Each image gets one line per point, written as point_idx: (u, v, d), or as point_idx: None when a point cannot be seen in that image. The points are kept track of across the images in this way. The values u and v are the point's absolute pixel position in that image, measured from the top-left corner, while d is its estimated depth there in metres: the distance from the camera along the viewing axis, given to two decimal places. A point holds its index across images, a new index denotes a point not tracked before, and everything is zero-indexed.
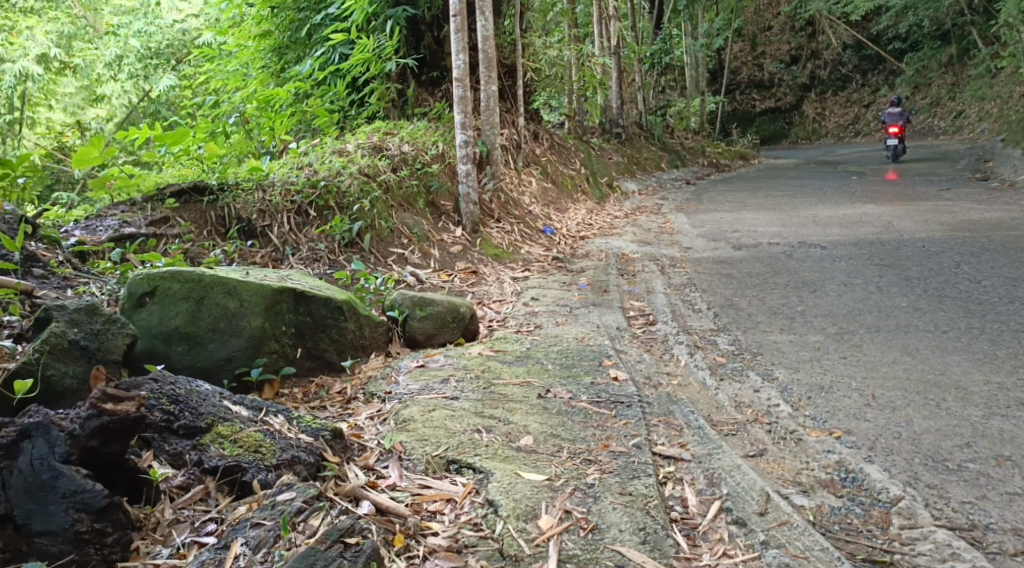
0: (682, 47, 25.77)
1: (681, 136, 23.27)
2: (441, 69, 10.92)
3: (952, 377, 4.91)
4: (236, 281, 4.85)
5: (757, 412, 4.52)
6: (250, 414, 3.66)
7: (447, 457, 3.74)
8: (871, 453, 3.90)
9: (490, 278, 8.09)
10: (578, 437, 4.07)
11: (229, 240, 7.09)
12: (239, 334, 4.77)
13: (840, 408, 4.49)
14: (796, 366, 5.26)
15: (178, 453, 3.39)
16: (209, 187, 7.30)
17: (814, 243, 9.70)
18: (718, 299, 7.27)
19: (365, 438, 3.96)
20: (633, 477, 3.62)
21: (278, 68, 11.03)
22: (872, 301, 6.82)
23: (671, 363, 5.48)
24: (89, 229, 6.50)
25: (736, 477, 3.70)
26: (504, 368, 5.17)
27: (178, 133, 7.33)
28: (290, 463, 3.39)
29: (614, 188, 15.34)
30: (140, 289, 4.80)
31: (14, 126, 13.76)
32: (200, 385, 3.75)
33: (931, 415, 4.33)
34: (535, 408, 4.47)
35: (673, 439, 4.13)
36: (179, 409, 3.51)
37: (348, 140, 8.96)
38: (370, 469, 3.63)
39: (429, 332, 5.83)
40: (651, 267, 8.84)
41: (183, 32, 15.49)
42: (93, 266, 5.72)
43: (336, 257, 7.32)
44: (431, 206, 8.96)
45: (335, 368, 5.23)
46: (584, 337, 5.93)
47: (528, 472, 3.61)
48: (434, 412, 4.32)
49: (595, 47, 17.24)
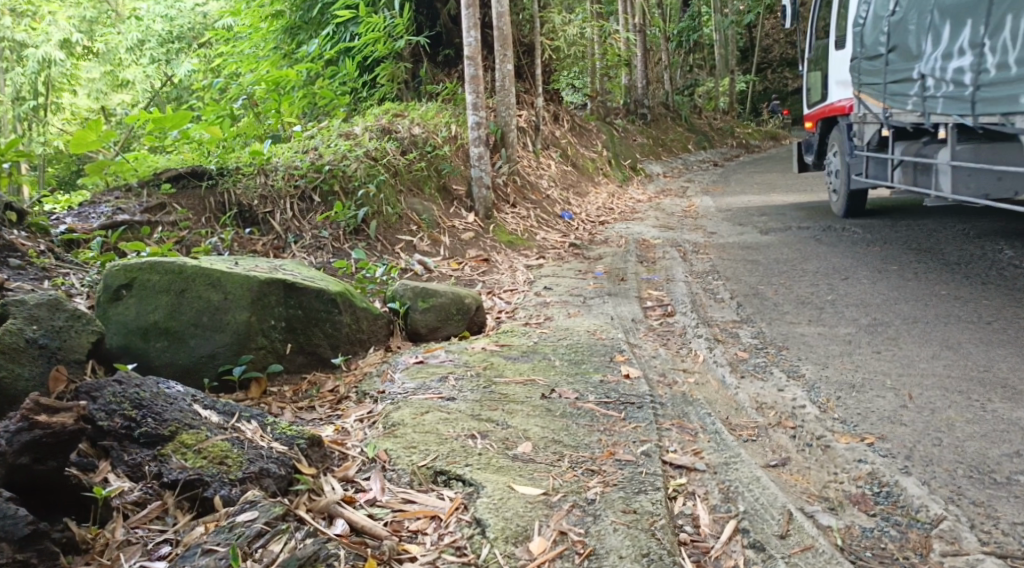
0: (712, 25, 25.22)
1: (708, 117, 22.69)
2: (456, 47, 10.49)
3: (997, 375, 4.48)
4: (220, 272, 4.54)
5: (781, 415, 4.13)
6: (220, 420, 3.34)
7: (434, 467, 3.41)
8: (909, 464, 3.50)
9: (502, 266, 7.71)
10: (582, 444, 3.72)
11: (226, 227, 6.71)
12: (223, 329, 4.47)
13: (872, 411, 4.08)
14: (825, 361, 4.86)
15: (137, 463, 3.09)
16: (208, 171, 6.98)
17: (846, 226, 9.22)
18: (742, 287, 6.86)
19: (347, 446, 3.63)
20: (639, 491, 3.26)
21: (290, 50, 10.67)
22: (908, 290, 6.37)
23: (688, 359, 5.09)
24: (81, 217, 6.14)
25: (755, 491, 3.34)
26: (508, 365, 4.83)
27: (177, 115, 6.98)
28: (257, 477, 3.06)
29: (638, 171, 14.90)
30: (116, 281, 4.48)
31: (41, 112, 14.33)
32: (170, 387, 3.46)
33: (976, 418, 3.92)
34: (538, 409, 4.13)
35: (687, 446, 3.77)
36: (142, 414, 3.21)
37: (357, 122, 8.63)
38: (349, 482, 3.31)
39: (432, 326, 5.49)
40: (672, 254, 8.41)
41: (204, 16, 14.72)
42: (77, 255, 5.46)
43: (340, 245, 6.99)
44: (442, 190, 8.61)
45: (327, 364, 4.90)
46: (597, 330, 5.58)
47: (523, 486, 3.26)
48: (426, 415, 3.99)
49: (620, 24, 16.74)
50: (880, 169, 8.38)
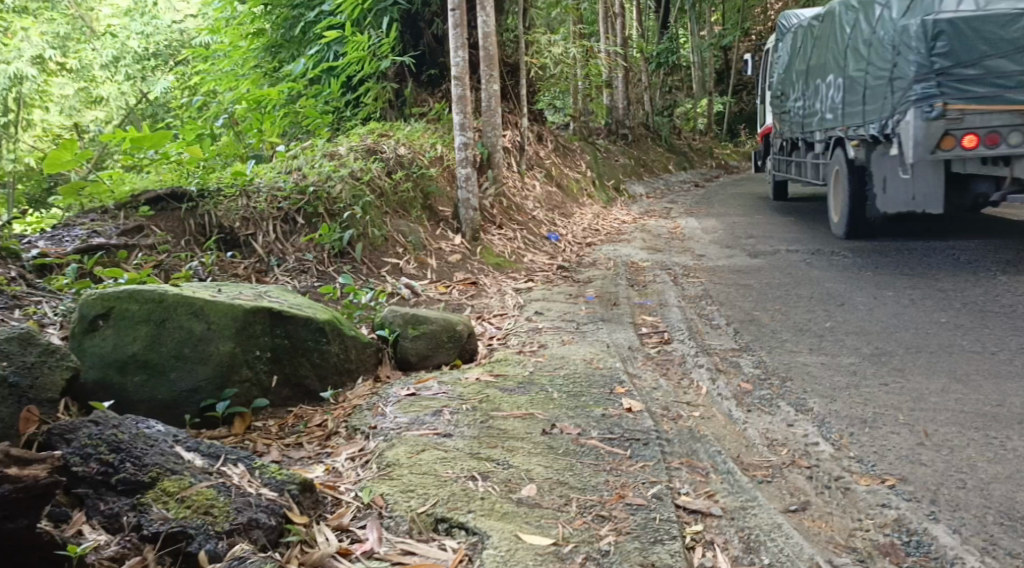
0: (690, 46, 25.25)
1: (687, 138, 22.74)
2: (440, 67, 10.32)
3: (1011, 409, 4.34)
4: (203, 301, 4.29)
5: (795, 453, 3.95)
6: (204, 464, 3.11)
7: (435, 514, 3.21)
8: (935, 510, 3.37)
9: (491, 289, 7.52)
10: (588, 486, 3.51)
11: (207, 250, 6.45)
12: (206, 361, 4.22)
13: (889, 449, 3.92)
14: (832, 394, 4.69)
15: (114, 514, 2.85)
16: (188, 193, 6.73)
17: (836, 250, 9.12)
18: (737, 313, 6.70)
19: (340, 490, 3.40)
20: (655, 541, 3.09)
21: (271, 68, 10.42)
22: (907, 317, 6.25)
23: (691, 391, 4.90)
24: (55, 240, 5.84)
25: (778, 541, 3.17)
26: (504, 397, 4.62)
27: (157, 135, 6.72)
28: (246, 529, 2.85)
29: (621, 192, 14.79)
30: (92, 311, 4.21)
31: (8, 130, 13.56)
32: (150, 426, 3.23)
33: (998, 458, 3.77)
34: (539, 447, 3.92)
35: (699, 488, 3.59)
36: (120, 459, 2.97)
37: (341, 142, 8.42)
38: (345, 531, 3.11)
39: (423, 354, 5.27)
40: (662, 277, 8.26)
41: (181, 32, 15.21)
42: (48, 282, 5.18)
43: (324, 268, 6.77)
44: (428, 210, 8.43)
45: (315, 397, 4.66)
46: (594, 359, 5.40)
47: (531, 535, 3.09)
48: (422, 454, 3.77)
49: (602, 45, 16.66)
50: (785, 166, 13.08)
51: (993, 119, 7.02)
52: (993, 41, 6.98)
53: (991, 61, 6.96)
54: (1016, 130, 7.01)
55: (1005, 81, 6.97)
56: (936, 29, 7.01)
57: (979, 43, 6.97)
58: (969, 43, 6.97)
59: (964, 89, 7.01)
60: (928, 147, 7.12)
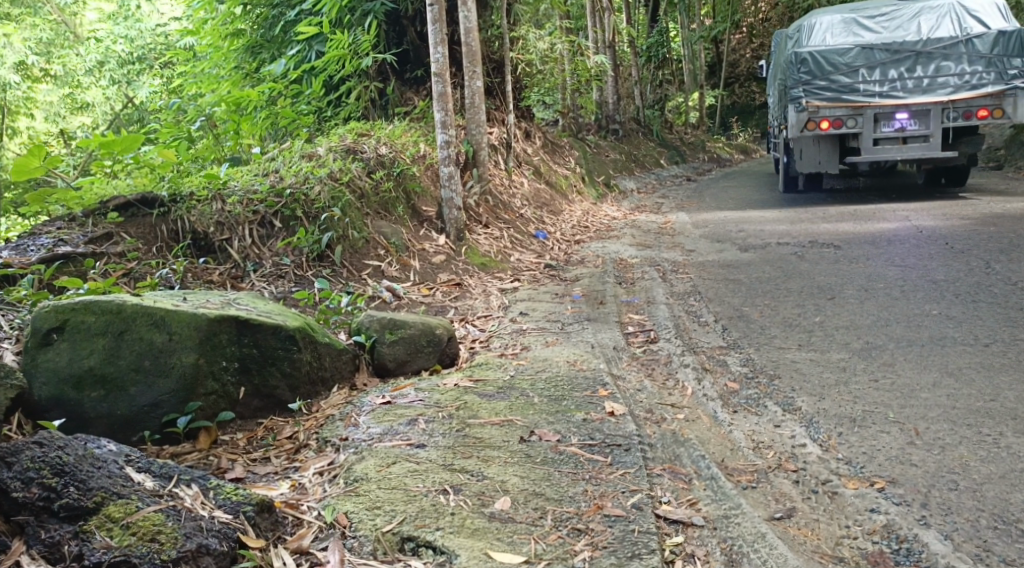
0: (681, 40, 25.05)
1: (679, 132, 22.51)
2: (425, 65, 10.14)
3: (1005, 404, 4.18)
4: (164, 311, 4.10)
5: (781, 456, 3.79)
6: (154, 486, 2.94)
7: (401, 532, 3.05)
8: (926, 514, 3.20)
9: (475, 290, 7.36)
10: (566, 497, 3.34)
11: (179, 257, 6.25)
12: (167, 374, 4.04)
13: (879, 449, 3.75)
14: (822, 392, 4.52)
15: (55, 543, 2.66)
16: (159, 198, 6.49)
17: (827, 241, 8.94)
18: (725, 309, 6.54)
19: (301, 509, 3.23)
20: (632, 556, 2.93)
21: (252, 69, 10.21)
22: (898, 309, 6.10)
23: (676, 393, 4.73)
24: (20, 248, 5.64)
25: (761, 552, 3.02)
26: (483, 403, 4.45)
27: (124, 138, 6.50)
28: (194, 556, 2.70)
29: (611, 187, 14.64)
30: (46, 324, 4.05)
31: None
32: (100, 447, 3.05)
33: (991, 456, 3.61)
34: (516, 456, 3.75)
35: (680, 496, 3.42)
36: (63, 483, 2.77)
37: (321, 142, 8.25)
38: (304, 554, 2.96)
39: (402, 359, 5.09)
40: (651, 274, 8.09)
41: (166, 36, 14.67)
42: (7, 294, 5.01)
43: (303, 273, 6.60)
44: (411, 211, 8.27)
45: (286, 408, 4.48)
46: (577, 361, 5.21)
47: (501, 553, 2.93)
48: (392, 467, 3.60)
49: (590, 40, 16.50)
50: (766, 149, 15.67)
51: (837, 112, 10.90)
52: (836, 64, 10.84)
53: (834, 77, 10.84)
54: (853, 118, 10.87)
55: (843, 88, 10.82)
56: (801, 57, 10.93)
57: (828, 66, 10.85)
58: (821, 65, 10.87)
59: (817, 94, 10.93)
60: (800, 129, 11.02)
